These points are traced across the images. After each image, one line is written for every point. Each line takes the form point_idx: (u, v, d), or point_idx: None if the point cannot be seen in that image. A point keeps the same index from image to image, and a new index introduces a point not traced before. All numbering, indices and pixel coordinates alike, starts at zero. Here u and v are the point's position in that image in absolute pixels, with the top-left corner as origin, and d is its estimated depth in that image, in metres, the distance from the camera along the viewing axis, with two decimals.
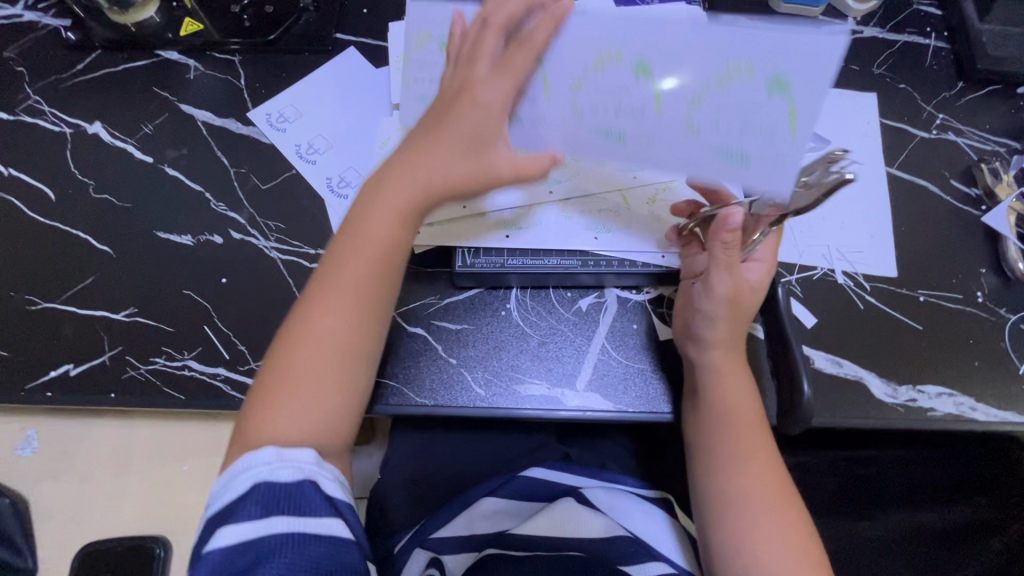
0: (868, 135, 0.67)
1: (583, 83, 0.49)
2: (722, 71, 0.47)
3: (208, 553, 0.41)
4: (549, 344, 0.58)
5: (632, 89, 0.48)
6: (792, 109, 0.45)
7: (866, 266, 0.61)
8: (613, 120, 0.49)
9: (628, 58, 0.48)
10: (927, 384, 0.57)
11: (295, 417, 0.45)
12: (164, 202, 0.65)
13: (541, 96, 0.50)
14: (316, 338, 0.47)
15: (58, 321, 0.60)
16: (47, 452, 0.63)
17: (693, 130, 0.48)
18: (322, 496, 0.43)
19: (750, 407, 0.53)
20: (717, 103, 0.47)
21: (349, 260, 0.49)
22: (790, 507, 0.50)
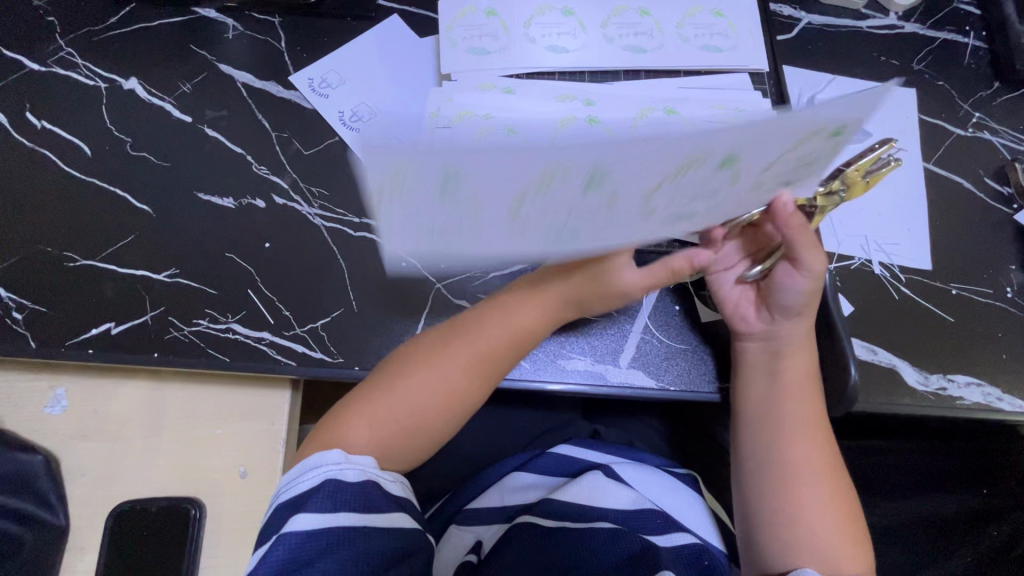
0: (906, 130, 0.68)
1: (531, 199, 0.39)
2: (795, 138, 0.39)
3: (276, 543, 0.41)
4: (593, 322, 0.58)
5: (586, 198, 0.38)
6: (754, 155, 0.39)
7: (901, 258, 0.63)
8: (560, 226, 0.41)
9: (582, 170, 0.37)
10: (956, 373, 0.59)
11: (379, 437, 0.49)
12: (204, 164, 0.64)
13: (473, 220, 0.40)
14: (433, 380, 0.51)
15: (99, 278, 0.60)
16: (76, 412, 0.62)
17: (647, 212, 0.40)
18: (382, 492, 0.45)
19: (810, 380, 0.53)
20: (681, 179, 0.39)
21: (472, 342, 0.51)
22: (837, 480, 0.52)
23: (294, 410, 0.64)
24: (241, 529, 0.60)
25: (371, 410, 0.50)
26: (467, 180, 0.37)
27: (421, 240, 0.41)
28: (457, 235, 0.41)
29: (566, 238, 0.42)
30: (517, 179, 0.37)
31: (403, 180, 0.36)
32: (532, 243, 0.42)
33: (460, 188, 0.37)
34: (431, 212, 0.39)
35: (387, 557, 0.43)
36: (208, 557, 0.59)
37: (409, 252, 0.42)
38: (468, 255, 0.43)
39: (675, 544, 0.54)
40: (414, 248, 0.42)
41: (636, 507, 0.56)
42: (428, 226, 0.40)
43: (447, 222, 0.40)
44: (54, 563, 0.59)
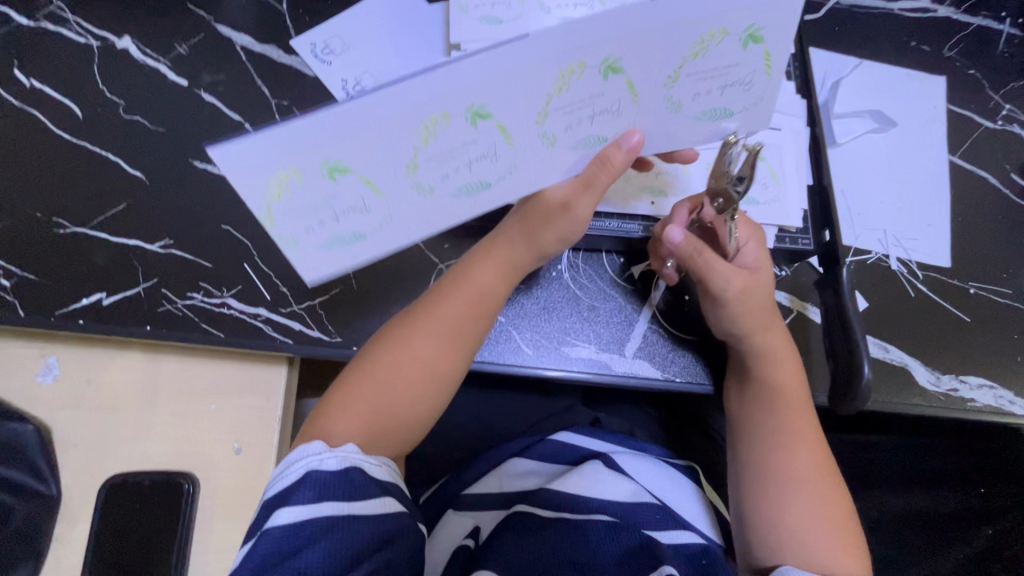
0: (934, 120, 0.65)
1: (417, 158, 0.39)
2: (689, 43, 0.38)
3: (260, 538, 0.39)
4: (599, 309, 0.57)
5: (473, 136, 0.39)
6: (651, 71, 0.39)
7: (920, 254, 0.60)
8: (467, 178, 0.41)
9: (456, 114, 0.37)
10: (968, 374, 0.57)
11: (358, 422, 0.47)
12: (200, 130, 0.61)
13: (371, 199, 0.40)
14: (405, 359, 0.49)
15: (91, 246, 0.58)
16: (67, 382, 0.60)
17: (549, 141, 0.41)
18: (368, 478, 0.44)
19: (802, 386, 0.51)
20: (568, 106, 0.39)
21: (435, 312, 0.49)
22: (832, 490, 0.48)
23: (289, 387, 0.62)
24: (235, 504, 0.59)
25: (348, 394, 0.48)
26: (346, 167, 0.38)
27: (337, 242, 0.43)
28: (361, 219, 0.41)
29: (479, 187, 0.42)
30: (393, 150, 0.38)
31: (286, 180, 0.37)
32: (444, 199, 0.42)
33: (342, 173, 0.38)
34: (319, 200, 0.39)
35: (373, 549, 0.41)
36: (201, 532, 0.59)
37: (329, 256, 0.43)
38: (393, 237, 0.44)
39: (678, 541, 0.51)
40: (328, 244, 0.42)
41: (635, 499, 0.54)
42: (336, 232, 0.42)
43: (349, 217, 0.41)
44: (46, 532, 0.58)
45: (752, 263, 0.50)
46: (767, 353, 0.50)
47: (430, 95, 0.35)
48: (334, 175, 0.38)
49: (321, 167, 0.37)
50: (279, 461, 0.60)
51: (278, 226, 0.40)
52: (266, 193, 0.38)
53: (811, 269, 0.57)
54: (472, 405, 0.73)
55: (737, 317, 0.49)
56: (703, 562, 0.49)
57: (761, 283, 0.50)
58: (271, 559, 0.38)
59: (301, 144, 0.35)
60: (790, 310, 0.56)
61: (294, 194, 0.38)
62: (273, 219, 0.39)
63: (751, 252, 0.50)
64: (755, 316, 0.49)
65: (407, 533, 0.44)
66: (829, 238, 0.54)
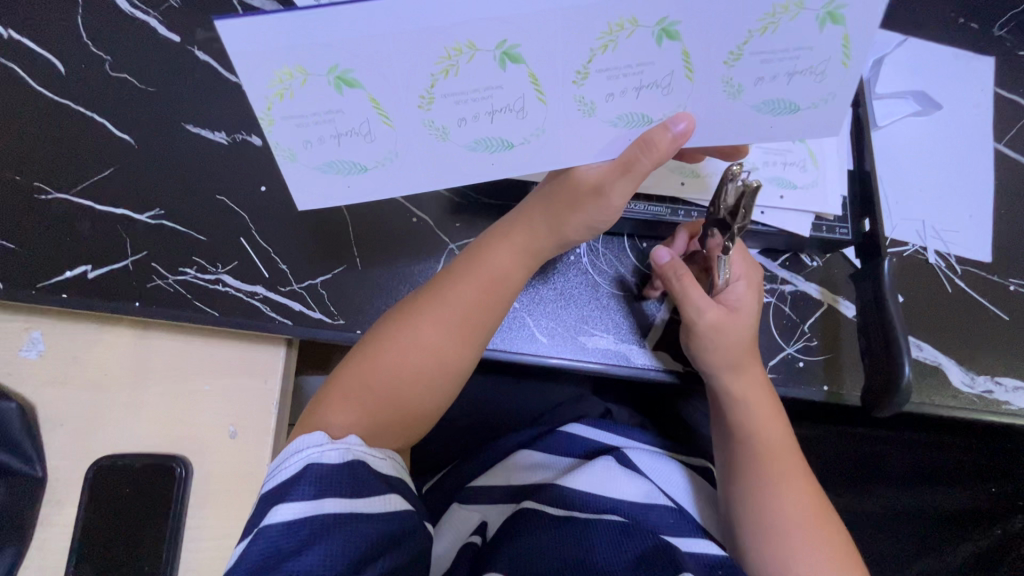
0: (980, 104, 0.61)
1: (434, 93, 0.34)
2: (757, 16, 0.32)
3: (256, 536, 0.37)
4: (619, 297, 0.54)
5: (498, 81, 0.34)
6: (710, 42, 0.33)
7: (960, 247, 0.57)
8: (486, 129, 0.37)
9: (484, 48, 0.32)
10: (1004, 375, 0.54)
11: (360, 412, 0.44)
12: (193, 91, 0.56)
13: (378, 126, 0.36)
14: (411, 348, 0.45)
15: (76, 215, 0.54)
16: (51, 358, 0.57)
17: (580, 108, 0.36)
18: (372, 473, 0.41)
19: (777, 424, 0.49)
20: (609, 71, 0.34)
21: (444, 299, 0.46)
22: (832, 534, 0.45)
23: (288, 369, 0.59)
24: (228, 491, 0.56)
25: (341, 386, 0.45)
26: (355, 81, 0.33)
27: (336, 167, 0.39)
28: (365, 145, 0.38)
29: (496, 144, 0.38)
30: (406, 76, 0.33)
31: (286, 82, 0.33)
32: (451, 147, 0.38)
33: (351, 88, 0.34)
34: (324, 115, 0.35)
35: (377, 549, 0.38)
36: (193, 519, 0.56)
37: (328, 181, 0.40)
38: (396, 174, 0.40)
39: (696, 550, 0.47)
40: (326, 167, 0.39)
41: (647, 500, 0.51)
42: (335, 156, 0.38)
43: (351, 139, 0.37)
44: (31, 515, 0.55)
45: (736, 304, 0.48)
46: (745, 395, 0.48)
47: (459, 18, 0.30)
48: (340, 89, 0.34)
49: (327, 76, 0.33)
50: (276, 447, 0.57)
51: (274, 131, 0.36)
52: (265, 91, 0.33)
53: (845, 261, 0.55)
54: (478, 392, 0.70)
55: (715, 352, 0.47)
56: (718, 574, 0.44)
57: (743, 325, 0.48)
58: (267, 558, 0.36)
59: (309, 44, 0.31)
60: (820, 304, 0.54)
61: (295, 101, 0.34)
62: (272, 121, 0.35)
63: (738, 292, 0.49)
64: (737, 355, 0.48)
65: (412, 532, 0.41)
66: (871, 227, 0.50)
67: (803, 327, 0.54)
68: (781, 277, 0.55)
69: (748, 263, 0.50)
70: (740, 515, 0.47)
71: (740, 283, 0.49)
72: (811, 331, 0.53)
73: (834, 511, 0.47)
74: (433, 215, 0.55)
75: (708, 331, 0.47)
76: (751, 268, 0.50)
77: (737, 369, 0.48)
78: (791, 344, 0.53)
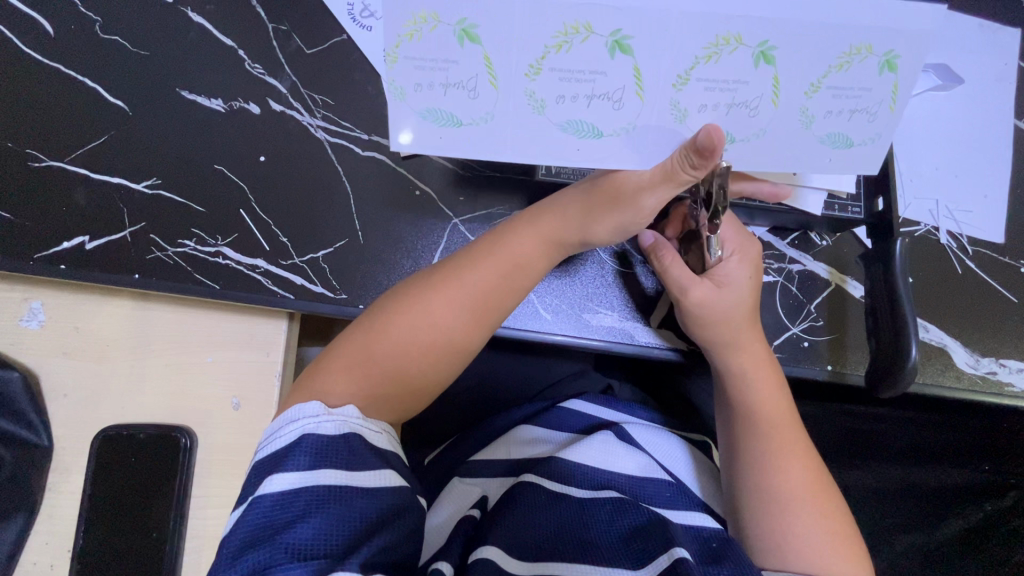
0: (1002, 79, 0.59)
1: (544, 66, 0.33)
2: (836, 53, 0.33)
3: (251, 505, 0.37)
4: (624, 274, 0.53)
5: (604, 65, 0.33)
6: (800, 70, 0.33)
7: (972, 228, 0.56)
8: (586, 111, 0.35)
9: (600, 32, 0.32)
10: (1009, 357, 0.53)
11: (364, 383, 0.44)
12: (189, 55, 0.54)
13: (485, 86, 0.34)
14: (420, 320, 0.45)
15: (72, 183, 0.52)
16: (54, 328, 0.56)
17: (680, 116, 0.35)
18: (367, 447, 0.41)
19: (784, 399, 0.49)
20: (710, 83, 0.34)
21: (458, 275, 0.45)
22: (831, 506, 0.46)
23: (290, 341, 0.58)
24: (233, 460, 0.57)
25: (336, 361, 0.45)
26: (479, 36, 0.32)
27: (433, 118, 0.35)
28: (467, 102, 0.34)
29: (586, 132, 0.35)
30: (527, 35, 0.32)
31: (418, 24, 0.32)
32: (537, 121, 0.35)
33: (472, 42, 0.32)
34: (440, 62, 0.33)
35: (371, 524, 0.38)
36: (199, 486, 0.56)
37: (424, 138, 0.36)
38: (489, 146, 0.36)
39: (691, 523, 0.48)
40: (423, 116, 0.35)
41: (645, 473, 0.52)
42: (437, 106, 0.35)
43: (454, 92, 0.34)
44: (39, 481, 0.56)
45: (726, 279, 0.48)
46: (742, 371, 0.49)
47: None
48: (462, 40, 0.32)
49: (456, 26, 0.32)
50: None
51: (394, 69, 0.33)
52: (397, 26, 0.32)
53: (856, 239, 0.54)
54: (481, 367, 0.70)
55: (707, 326, 0.48)
56: (713, 545, 0.45)
57: (736, 299, 0.48)
58: (259, 529, 0.36)
59: None
60: (828, 284, 0.53)
61: (422, 44, 0.32)
62: (394, 60, 0.33)
63: (730, 267, 0.48)
64: (739, 326, 0.48)
65: (407, 508, 0.41)
66: (885, 204, 0.49)
67: (810, 307, 0.53)
68: (789, 256, 0.54)
69: (741, 237, 0.50)
70: (740, 490, 0.47)
71: (734, 257, 0.49)
72: (818, 311, 0.53)
73: (834, 485, 0.47)
74: (436, 188, 0.53)
75: (693, 306, 0.48)
76: (746, 242, 0.50)
77: (738, 342, 0.48)
78: (796, 324, 0.53)
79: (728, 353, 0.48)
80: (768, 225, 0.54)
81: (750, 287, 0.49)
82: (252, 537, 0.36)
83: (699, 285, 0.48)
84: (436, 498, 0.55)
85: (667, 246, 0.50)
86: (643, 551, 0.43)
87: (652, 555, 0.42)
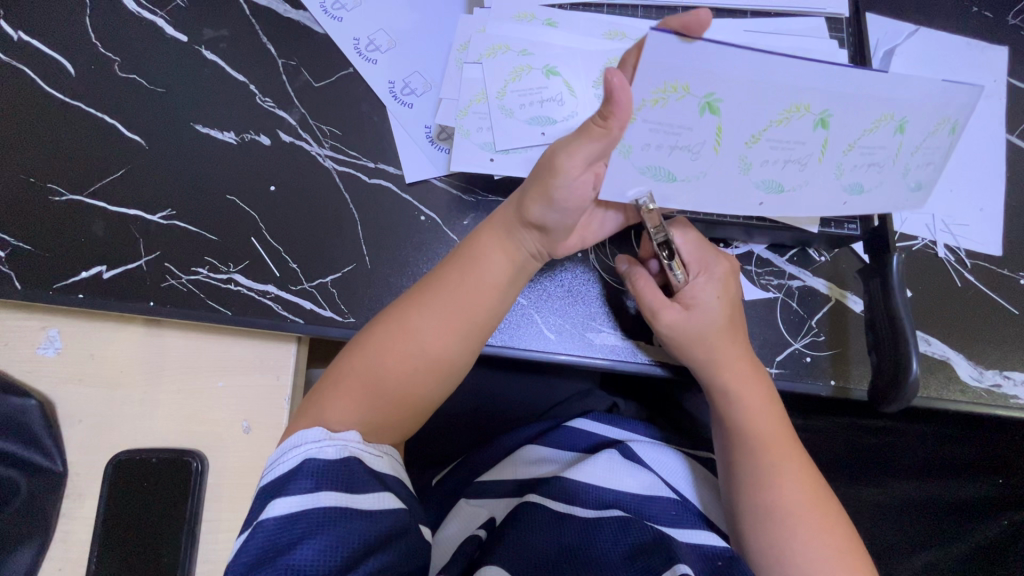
0: (992, 95, 0.59)
1: (855, 145, 0.42)
2: (931, 127, 0.41)
3: (256, 529, 0.38)
4: (625, 292, 0.54)
5: (807, 137, 0.41)
6: (914, 139, 0.41)
7: (969, 241, 0.56)
8: (862, 176, 0.44)
9: (814, 111, 0.39)
10: (1013, 370, 0.54)
11: (337, 412, 0.44)
12: (203, 91, 0.57)
13: (707, 149, 0.42)
14: (401, 352, 0.45)
15: (90, 215, 0.54)
16: (68, 355, 0.58)
17: (901, 172, 0.44)
18: (366, 470, 0.42)
19: (778, 421, 0.49)
20: (864, 150, 0.42)
21: (437, 300, 0.46)
22: (831, 523, 0.45)
23: (299, 363, 0.59)
24: (243, 483, 0.57)
25: (342, 384, 0.45)
26: (717, 109, 0.38)
27: (651, 172, 0.43)
28: (685, 161, 0.43)
29: (851, 188, 0.45)
30: (753, 121, 0.40)
31: (791, 113, 0.39)
32: (836, 185, 0.45)
33: (823, 128, 0.40)
34: (673, 129, 0.39)
35: (370, 546, 0.38)
36: (209, 511, 0.57)
37: (749, 197, 0.46)
38: (695, 193, 0.46)
39: (696, 542, 0.48)
40: (642, 170, 0.43)
41: (650, 491, 0.52)
42: (659, 163, 0.43)
43: (790, 166, 0.43)
44: (53, 508, 0.57)
45: (694, 302, 0.49)
46: (729, 389, 0.49)
47: (810, 86, 0.37)
48: (896, 132, 0.41)
49: (818, 117, 0.39)
50: None
51: (629, 132, 0.39)
52: (772, 116, 0.39)
53: (853, 255, 0.55)
54: (487, 388, 0.71)
55: (686, 350, 0.49)
56: (718, 564, 0.45)
57: (707, 322, 0.49)
58: (265, 552, 0.37)
59: (709, 68, 0.35)
60: (827, 299, 0.54)
61: (663, 111, 0.38)
62: (633, 123, 0.39)
63: (697, 289, 0.49)
64: (721, 349, 0.49)
65: (408, 533, 0.41)
66: (880, 221, 0.50)
67: (810, 322, 0.54)
68: (788, 273, 0.55)
69: (705, 257, 0.51)
70: (738, 504, 0.48)
71: (700, 278, 0.50)
72: (818, 326, 0.53)
73: (835, 501, 0.47)
74: (439, 212, 0.55)
75: (666, 331, 0.49)
76: (711, 262, 0.51)
77: (719, 362, 0.49)
78: (798, 339, 0.53)
79: (714, 375, 0.49)
80: (766, 243, 0.55)
81: (725, 308, 0.49)
82: (258, 560, 0.36)
83: (669, 308, 0.49)
84: (443, 519, 0.55)
85: (640, 270, 0.52)
86: (647, 569, 0.43)
87: (655, 573, 0.42)
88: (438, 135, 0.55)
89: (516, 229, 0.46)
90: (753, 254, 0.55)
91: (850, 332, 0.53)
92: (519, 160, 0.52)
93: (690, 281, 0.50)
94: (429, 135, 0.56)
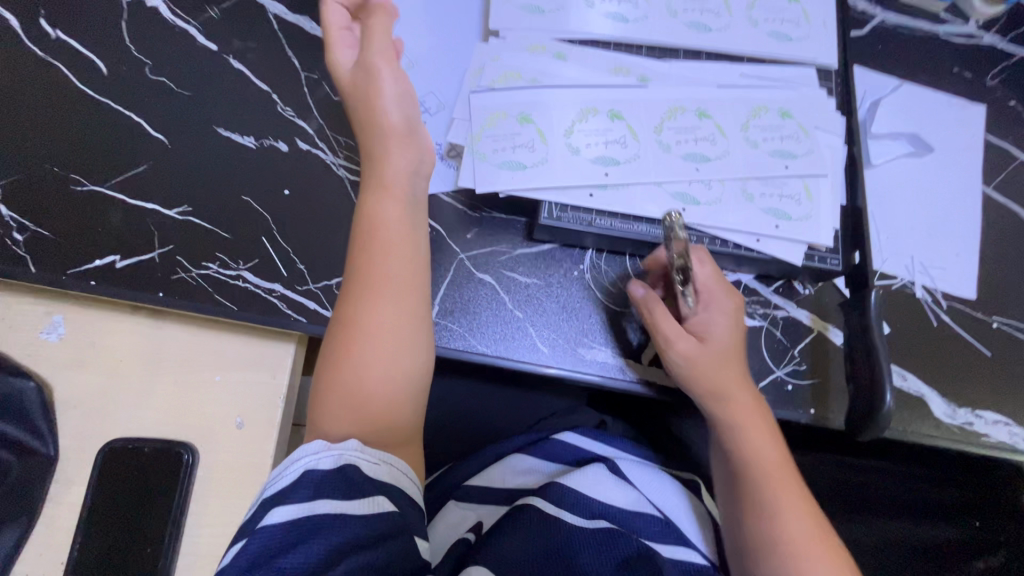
0: (970, 149, 0.63)
1: None
2: None
3: (253, 535, 0.39)
4: (617, 312, 0.56)
5: None
6: None
7: (946, 284, 0.59)
8: None
9: None
10: (983, 409, 0.56)
11: (335, 424, 0.45)
12: (227, 96, 0.60)
13: None
14: (360, 342, 0.46)
15: (108, 206, 0.57)
16: (70, 342, 0.59)
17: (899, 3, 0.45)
18: (363, 478, 0.42)
19: (775, 448, 0.51)
20: None
21: (367, 273, 0.46)
22: (830, 553, 0.47)
23: (296, 364, 0.61)
24: (231, 479, 0.58)
25: (324, 398, 0.46)
26: None
27: (507, 169, 0.55)
28: None
29: None
30: None
31: None
32: None
33: None
34: None
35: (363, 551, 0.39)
36: (196, 505, 0.57)
37: None
38: None
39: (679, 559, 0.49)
40: (500, 166, 0.55)
41: (636, 507, 0.53)
42: (511, 161, 0.55)
43: None
44: (40, 493, 0.57)
45: (705, 332, 0.51)
46: (725, 422, 0.51)
47: None
48: None
49: None
50: (279, 441, 0.59)
51: None
52: None
53: (836, 290, 0.57)
54: (478, 401, 0.72)
55: (692, 381, 0.51)
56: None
57: (716, 353, 0.51)
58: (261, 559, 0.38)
59: None
60: (810, 331, 0.56)
61: None
62: None
63: (707, 320, 0.52)
64: (723, 379, 0.50)
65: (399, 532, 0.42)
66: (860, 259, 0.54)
67: (793, 352, 0.56)
68: (774, 303, 0.57)
69: (716, 286, 0.53)
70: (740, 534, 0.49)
71: (708, 308, 0.52)
72: (800, 356, 0.56)
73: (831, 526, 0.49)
74: (444, 224, 0.58)
75: (677, 361, 0.51)
76: (720, 291, 0.53)
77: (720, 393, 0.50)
78: (780, 367, 0.55)
79: (714, 405, 0.51)
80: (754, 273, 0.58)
81: (729, 336, 0.52)
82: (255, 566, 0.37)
83: (682, 339, 0.51)
84: (432, 521, 0.56)
85: (654, 296, 0.53)
86: None
87: None
88: (448, 152, 0.58)
89: (388, 181, 0.48)
90: (741, 283, 0.58)
91: (831, 362, 0.55)
92: (528, 177, 0.54)
93: (699, 313, 0.52)
94: (439, 151, 0.58)
